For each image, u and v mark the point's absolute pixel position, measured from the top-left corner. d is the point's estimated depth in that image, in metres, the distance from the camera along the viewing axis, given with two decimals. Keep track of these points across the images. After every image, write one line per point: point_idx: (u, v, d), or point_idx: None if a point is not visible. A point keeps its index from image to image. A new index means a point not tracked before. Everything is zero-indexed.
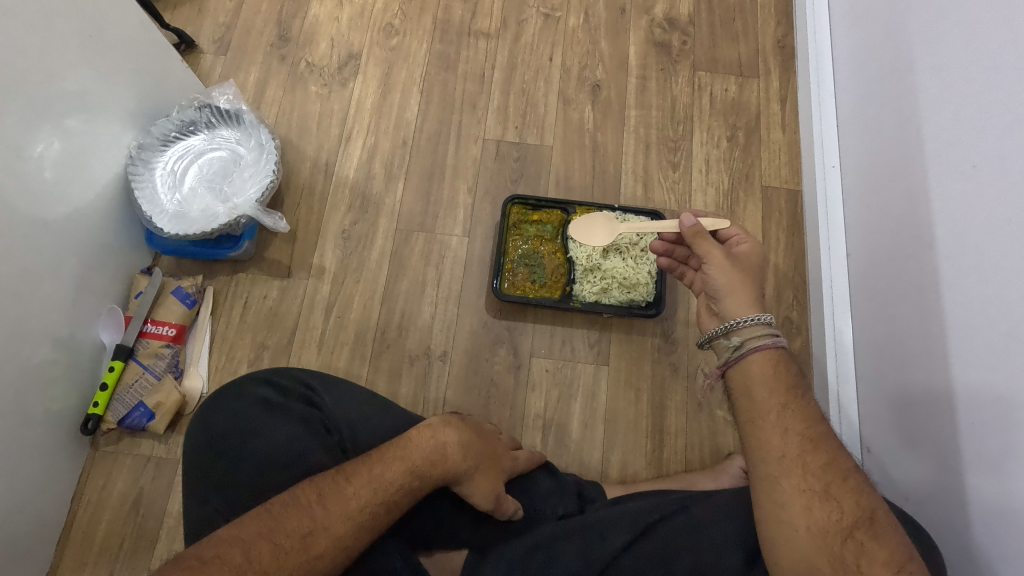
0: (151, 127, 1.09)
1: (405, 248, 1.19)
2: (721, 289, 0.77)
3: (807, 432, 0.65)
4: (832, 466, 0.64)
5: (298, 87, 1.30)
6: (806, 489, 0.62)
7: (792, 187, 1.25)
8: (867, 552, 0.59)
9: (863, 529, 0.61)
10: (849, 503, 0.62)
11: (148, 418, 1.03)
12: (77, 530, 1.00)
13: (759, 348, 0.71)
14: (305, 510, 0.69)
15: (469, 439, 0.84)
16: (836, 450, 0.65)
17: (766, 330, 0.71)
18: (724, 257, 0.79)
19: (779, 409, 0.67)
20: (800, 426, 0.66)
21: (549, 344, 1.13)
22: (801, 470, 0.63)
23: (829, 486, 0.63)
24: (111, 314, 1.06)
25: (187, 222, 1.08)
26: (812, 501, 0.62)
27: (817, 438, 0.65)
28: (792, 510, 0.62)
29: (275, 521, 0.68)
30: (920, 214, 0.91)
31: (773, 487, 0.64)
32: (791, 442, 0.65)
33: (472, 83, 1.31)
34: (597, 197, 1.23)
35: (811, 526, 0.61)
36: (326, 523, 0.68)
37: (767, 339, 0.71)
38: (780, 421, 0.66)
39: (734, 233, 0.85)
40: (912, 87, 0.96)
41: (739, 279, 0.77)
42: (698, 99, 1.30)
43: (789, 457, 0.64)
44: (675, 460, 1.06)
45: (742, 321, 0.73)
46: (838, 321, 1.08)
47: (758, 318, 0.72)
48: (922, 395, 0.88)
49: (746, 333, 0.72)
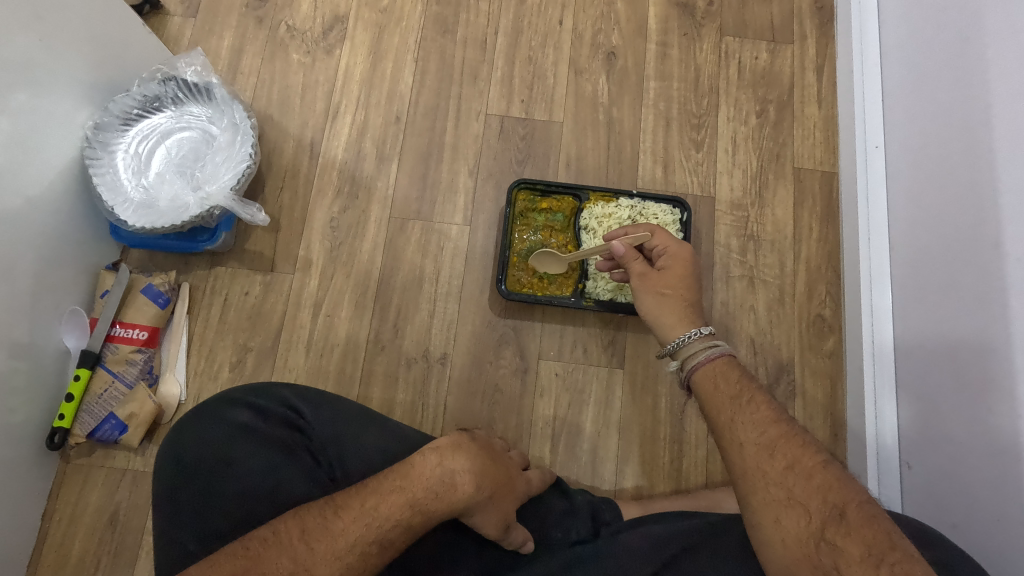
0: (109, 104, 0.96)
1: (400, 238, 1.08)
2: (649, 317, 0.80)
3: (763, 439, 0.61)
4: (794, 467, 0.58)
5: (278, 54, 1.16)
6: (771, 500, 0.57)
7: (827, 169, 1.13)
8: (843, 553, 0.52)
9: (835, 526, 0.54)
10: (815, 501, 0.56)
11: (121, 430, 0.95)
12: (50, 548, 0.93)
13: (695, 368, 0.71)
14: (286, 549, 0.60)
15: (483, 465, 0.72)
16: (799, 448, 0.59)
17: (698, 347, 0.72)
18: (643, 283, 0.81)
19: (730, 423, 0.63)
20: (754, 435, 0.61)
21: (558, 345, 1.03)
22: (762, 482, 0.58)
23: (792, 489, 0.57)
24: (74, 316, 0.96)
25: (155, 214, 0.96)
26: (778, 511, 0.56)
27: (775, 443, 0.60)
28: (765, 527, 0.57)
29: (254, 562, 0.59)
30: (985, 208, 0.80)
31: (747, 508, 0.59)
32: (749, 457, 0.60)
33: (472, 50, 1.17)
34: (613, 180, 1.11)
35: (786, 539, 0.55)
36: (309, 565, 0.59)
37: (702, 355, 0.71)
38: (734, 436, 0.62)
39: (659, 245, 0.83)
40: (980, 58, 0.83)
41: (663, 302, 0.79)
42: (725, 69, 1.17)
43: (750, 472, 0.59)
44: (695, 472, 0.99)
45: (679, 342, 0.74)
46: (877, 323, 0.99)
47: (690, 336, 0.73)
48: (977, 415, 0.78)
49: (685, 354, 0.73)
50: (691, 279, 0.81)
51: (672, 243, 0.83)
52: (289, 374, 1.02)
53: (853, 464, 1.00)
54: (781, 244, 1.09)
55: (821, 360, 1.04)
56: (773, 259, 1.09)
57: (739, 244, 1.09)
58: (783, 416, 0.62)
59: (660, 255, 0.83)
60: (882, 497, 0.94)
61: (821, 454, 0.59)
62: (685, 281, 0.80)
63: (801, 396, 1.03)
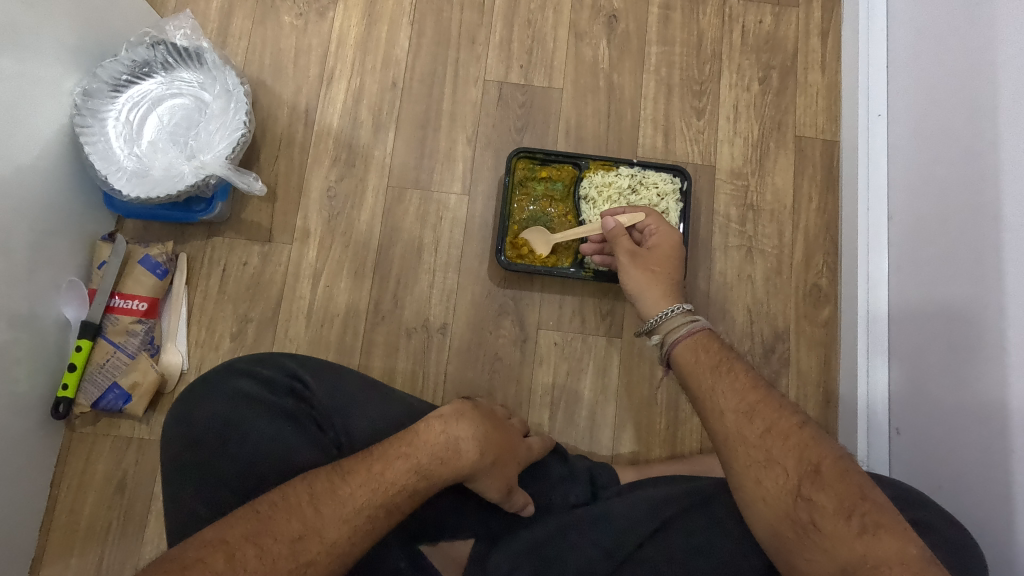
0: (96, 70, 0.94)
1: (399, 208, 1.07)
2: (634, 292, 0.81)
3: (742, 405, 0.62)
4: (771, 430, 0.59)
5: (269, 17, 1.13)
6: (751, 463, 0.59)
7: (828, 137, 1.12)
8: (818, 506, 0.54)
9: (810, 483, 0.55)
10: (792, 461, 0.57)
11: (125, 400, 0.97)
12: (60, 513, 0.96)
13: (676, 342, 0.72)
14: (295, 513, 0.60)
15: (486, 432, 0.74)
16: (775, 412, 0.60)
17: (679, 322, 0.73)
18: (634, 258, 0.83)
19: (709, 396, 0.65)
20: (732, 403, 0.62)
21: (557, 315, 1.04)
22: (741, 447, 0.60)
23: (771, 451, 0.58)
24: (72, 287, 0.96)
25: (149, 183, 0.95)
26: (758, 472, 0.58)
27: (752, 408, 0.61)
28: (748, 488, 0.58)
29: (264, 523, 0.59)
30: (985, 179, 0.80)
31: (730, 472, 0.61)
32: (728, 422, 0.61)
33: (470, 13, 1.13)
34: (612, 149, 1.10)
35: (767, 497, 0.57)
36: (319, 528, 0.60)
37: (682, 330, 0.72)
38: (714, 404, 0.63)
39: (649, 224, 0.88)
40: (988, 25, 0.81)
41: (651, 277, 0.81)
42: (728, 34, 1.14)
43: (730, 438, 0.61)
44: (691, 438, 1.01)
45: (661, 317, 0.75)
46: (872, 293, 1.00)
47: (668, 313, 0.74)
48: (968, 384, 0.80)
49: (665, 329, 0.74)
50: (676, 258, 0.84)
51: (663, 225, 0.87)
52: (290, 345, 1.03)
53: (844, 429, 1.02)
54: (780, 214, 1.09)
55: (816, 329, 1.06)
56: (772, 229, 1.09)
57: (739, 214, 1.09)
58: (759, 383, 0.64)
59: (648, 233, 0.87)
60: (871, 461, 0.97)
61: (797, 416, 0.60)
62: (671, 260, 0.83)
63: (795, 364, 1.05)
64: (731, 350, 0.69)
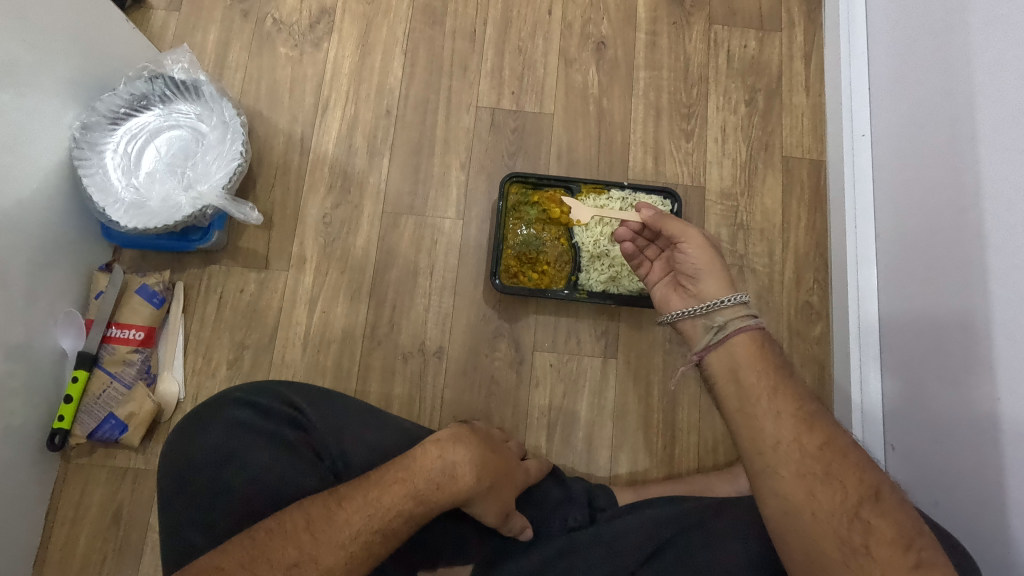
0: (95, 103, 0.96)
1: (394, 234, 1.08)
2: (698, 271, 0.74)
3: (800, 412, 0.60)
4: (831, 444, 0.58)
5: (265, 48, 1.15)
6: (805, 473, 0.57)
7: (814, 157, 1.14)
8: (875, 531, 0.54)
9: (870, 507, 0.55)
10: (852, 481, 0.56)
11: (122, 430, 0.96)
12: (54, 547, 0.95)
13: (743, 329, 0.67)
14: (291, 540, 0.61)
15: (483, 457, 0.73)
16: (831, 428, 0.60)
17: (747, 311, 0.68)
18: (698, 237, 0.76)
19: (770, 394, 0.62)
20: (792, 408, 0.61)
21: (553, 336, 1.05)
22: (797, 454, 0.58)
23: (830, 466, 0.57)
24: (69, 318, 0.96)
25: (146, 215, 0.96)
26: (812, 484, 0.56)
27: (811, 418, 0.60)
28: (796, 500, 0.56)
29: (261, 550, 0.60)
30: (968, 197, 0.81)
31: (772, 479, 0.58)
32: (784, 427, 0.59)
33: (462, 42, 1.16)
34: (603, 172, 1.12)
35: (816, 512, 0.55)
36: (314, 555, 0.60)
37: (749, 321, 0.68)
38: (772, 405, 0.61)
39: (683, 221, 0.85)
40: (965, 50, 0.84)
41: (716, 262, 0.74)
42: (714, 58, 1.17)
43: (784, 444, 0.59)
44: (688, 458, 1.01)
45: (721, 303, 0.69)
46: (862, 310, 1.01)
47: (736, 299, 0.69)
48: (959, 401, 0.81)
49: (728, 315, 0.69)
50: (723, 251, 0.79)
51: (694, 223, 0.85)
52: (286, 371, 1.03)
53: None
54: (769, 232, 1.11)
55: (809, 346, 1.07)
56: (762, 247, 1.10)
57: (729, 233, 1.11)
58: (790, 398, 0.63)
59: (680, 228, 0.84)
60: None
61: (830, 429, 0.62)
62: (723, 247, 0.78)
63: None
64: (784, 360, 0.67)
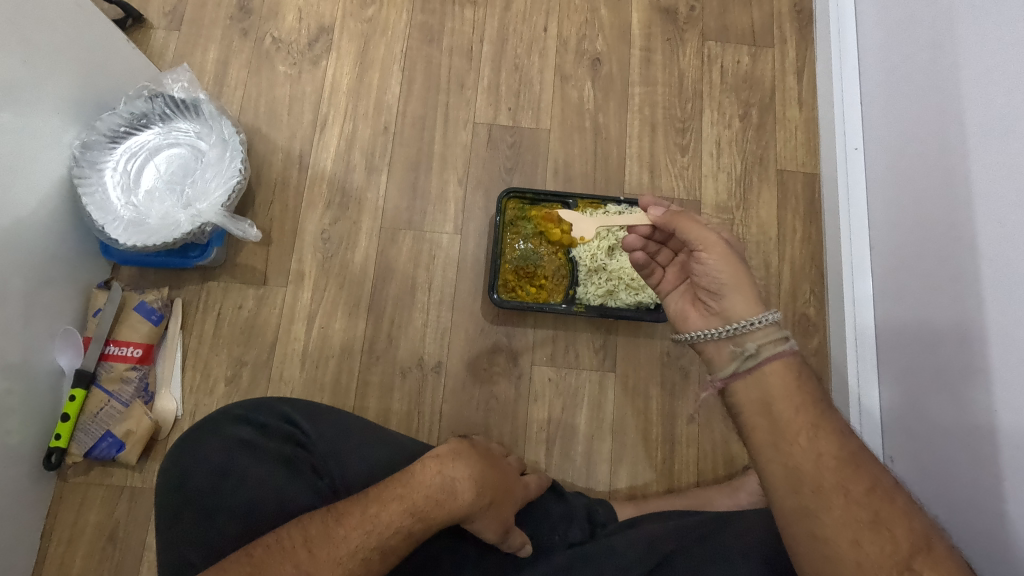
0: (95, 122, 0.96)
1: (392, 249, 1.09)
2: (721, 285, 0.65)
3: (844, 452, 0.54)
4: (876, 488, 0.53)
5: (265, 67, 1.16)
6: (851, 521, 0.51)
7: (809, 170, 1.15)
8: None
9: (923, 559, 0.50)
10: (902, 529, 0.51)
11: (119, 448, 0.96)
12: (49, 567, 0.94)
13: (777, 357, 0.58)
14: (289, 556, 0.60)
15: (482, 474, 0.74)
16: (875, 467, 0.54)
17: (781, 334, 0.59)
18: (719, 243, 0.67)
19: (810, 432, 0.55)
20: (835, 448, 0.54)
21: (551, 350, 1.05)
22: (842, 499, 0.52)
23: (878, 513, 0.52)
24: (67, 335, 0.96)
25: (145, 232, 0.96)
26: (857, 532, 0.51)
27: (856, 458, 0.54)
28: (838, 548, 0.51)
29: (259, 566, 0.59)
30: (960, 209, 0.82)
31: (809, 522, 0.53)
32: (829, 470, 0.53)
33: (459, 59, 1.18)
34: (599, 186, 1.13)
35: (862, 564, 0.50)
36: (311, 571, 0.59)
37: (782, 345, 0.59)
38: (813, 445, 0.54)
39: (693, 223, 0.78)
40: (953, 65, 0.85)
41: (742, 274, 0.64)
42: (707, 73, 1.19)
43: (826, 487, 0.52)
44: (687, 472, 1.01)
45: (750, 325, 0.60)
46: (858, 321, 1.02)
47: (767, 320, 0.60)
48: (956, 412, 0.81)
49: (759, 339, 0.60)
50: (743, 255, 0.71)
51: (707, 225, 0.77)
52: (284, 387, 1.03)
53: None
54: (765, 245, 1.12)
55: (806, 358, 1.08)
56: (759, 260, 1.11)
57: None
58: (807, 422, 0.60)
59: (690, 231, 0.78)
60: None
61: None
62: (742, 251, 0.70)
63: None
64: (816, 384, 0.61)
